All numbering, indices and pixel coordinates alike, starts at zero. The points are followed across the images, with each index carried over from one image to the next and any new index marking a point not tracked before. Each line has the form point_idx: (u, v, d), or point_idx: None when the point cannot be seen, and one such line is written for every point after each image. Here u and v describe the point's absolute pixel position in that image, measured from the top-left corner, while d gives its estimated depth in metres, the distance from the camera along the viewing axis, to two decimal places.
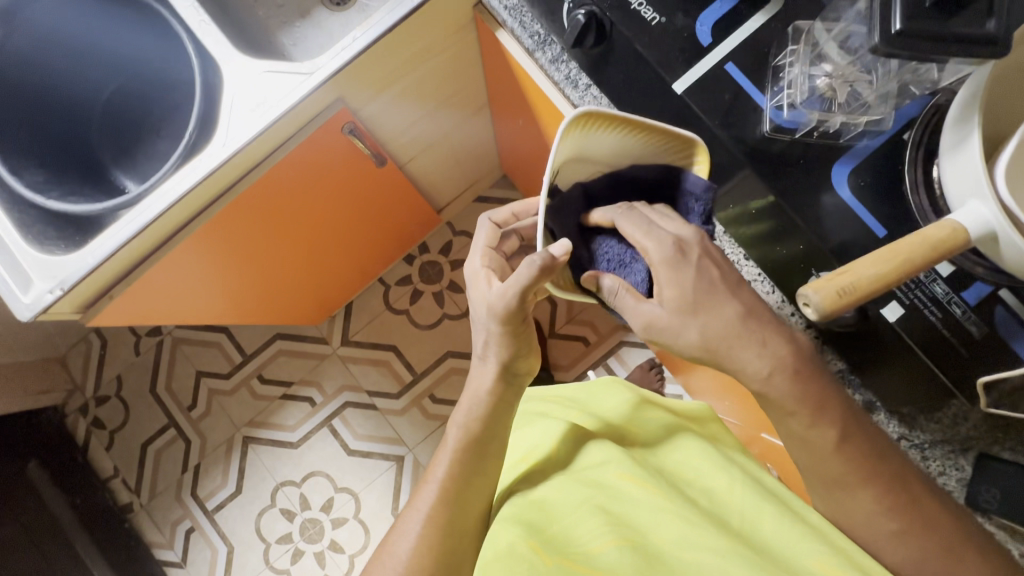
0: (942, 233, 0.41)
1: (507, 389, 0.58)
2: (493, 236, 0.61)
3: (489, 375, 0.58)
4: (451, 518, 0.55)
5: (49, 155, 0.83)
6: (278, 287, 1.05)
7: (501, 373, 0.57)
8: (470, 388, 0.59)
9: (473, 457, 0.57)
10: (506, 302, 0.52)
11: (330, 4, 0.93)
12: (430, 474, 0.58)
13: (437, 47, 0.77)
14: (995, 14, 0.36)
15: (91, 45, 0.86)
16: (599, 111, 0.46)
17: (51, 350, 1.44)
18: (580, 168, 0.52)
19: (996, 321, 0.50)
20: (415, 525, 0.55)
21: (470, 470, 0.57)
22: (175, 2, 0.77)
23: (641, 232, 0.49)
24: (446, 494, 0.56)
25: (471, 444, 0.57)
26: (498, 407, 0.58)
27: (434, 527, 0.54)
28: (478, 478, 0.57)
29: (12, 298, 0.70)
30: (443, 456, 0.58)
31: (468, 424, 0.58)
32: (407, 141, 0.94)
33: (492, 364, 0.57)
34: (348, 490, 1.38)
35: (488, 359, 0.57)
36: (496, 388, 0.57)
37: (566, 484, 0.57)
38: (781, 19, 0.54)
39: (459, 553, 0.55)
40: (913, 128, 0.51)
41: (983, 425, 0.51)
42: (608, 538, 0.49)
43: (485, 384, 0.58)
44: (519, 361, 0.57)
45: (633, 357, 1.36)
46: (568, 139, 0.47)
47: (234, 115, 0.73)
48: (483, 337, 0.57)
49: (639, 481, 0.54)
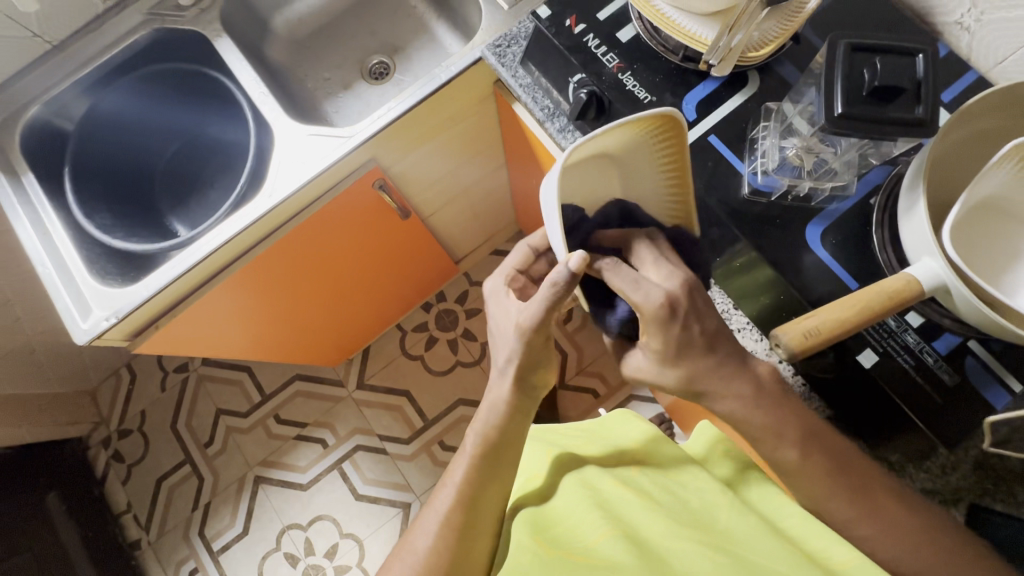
0: (897, 284, 0.47)
1: (523, 402, 0.58)
2: (525, 259, 0.63)
3: (505, 388, 0.57)
4: (466, 521, 0.57)
5: (116, 202, 0.94)
6: (303, 327, 1.12)
7: (518, 385, 0.57)
8: (488, 397, 0.59)
9: (489, 465, 0.58)
10: (533, 318, 0.52)
11: (371, 79, 1.06)
12: (448, 476, 0.60)
13: (460, 115, 0.88)
14: (922, 102, 0.44)
15: (165, 110, 0.99)
16: (676, 124, 0.49)
17: (84, 382, 1.51)
18: (609, 168, 0.54)
19: (967, 370, 0.54)
20: (432, 525, 0.57)
21: (485, 477, 0.58)
22: (241, 76, 0.89)
23: (630, 287, 0.48)
24: (463, 498, 0.57)
25: (487, 452, 0.58)
26: (514, 418, 0.58)
27: (450, 531, 0.56)
28: (493, 485, 0.58)
29: (72, 323, 0.78)
30: (461, 460, 0.59)
31: (485, 432, 0.58)
32: (430, 197, 1.03)
33: (510, 376, 0.57)
34: (353, 536, 1.38)
35: (505, 368, 0.57)
36: (511, 400, 0.57)
37: (565, 488, 0.61)
38: (755, 100, 0.63)
39: (469, 554, 0.56)
40: (878, 194, 0.58)
41: (972, 475, 0.54)
42: (604, 530, 0.53)
43: (502, 396, 0.57)
44: (537, 376, 0.57)
45: (642, 411, 1.38)
46: (636, 130, 0.50)
47: (281, 171, 0.83)
48: (508, 349, 0.56)
49: (631, 489, 0.58)
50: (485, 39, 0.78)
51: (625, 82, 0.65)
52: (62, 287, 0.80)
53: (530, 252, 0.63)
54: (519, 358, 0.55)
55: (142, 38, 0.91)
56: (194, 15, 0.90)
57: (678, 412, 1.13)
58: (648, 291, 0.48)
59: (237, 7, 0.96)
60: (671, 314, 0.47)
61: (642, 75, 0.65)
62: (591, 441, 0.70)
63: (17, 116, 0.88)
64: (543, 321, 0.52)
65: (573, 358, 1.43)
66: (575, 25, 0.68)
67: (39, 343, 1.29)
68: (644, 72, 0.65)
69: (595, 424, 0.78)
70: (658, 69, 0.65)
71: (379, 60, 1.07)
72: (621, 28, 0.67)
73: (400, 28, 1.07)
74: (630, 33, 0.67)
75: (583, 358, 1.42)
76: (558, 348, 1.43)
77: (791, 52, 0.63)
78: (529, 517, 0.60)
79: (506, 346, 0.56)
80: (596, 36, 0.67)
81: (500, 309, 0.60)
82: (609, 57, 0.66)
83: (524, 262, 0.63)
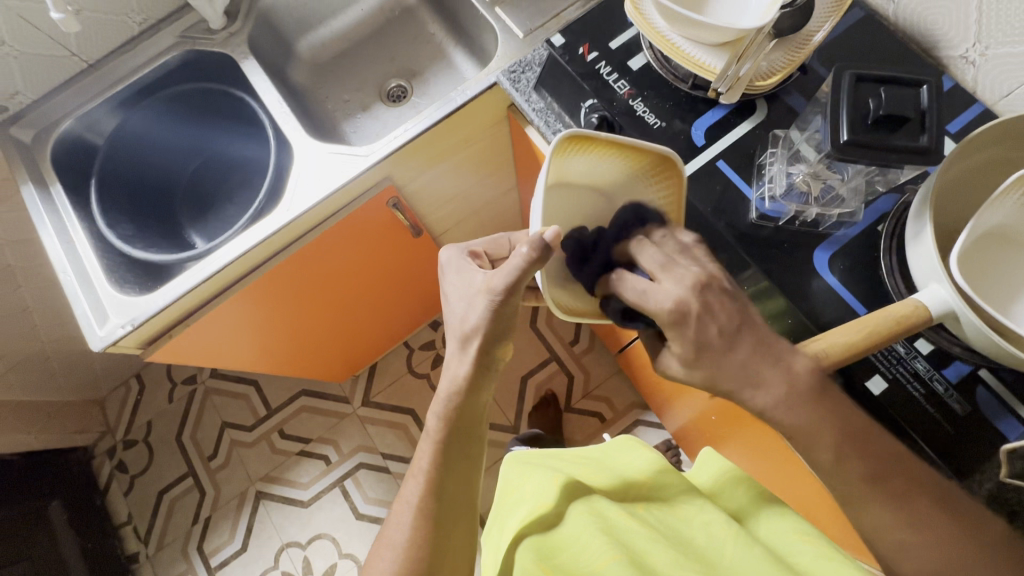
0: (906, 309, 0.48)
1: (479, 375, 0.57)
2: (495, 245, 0.65)
3: (464, 364, 0.56)
4: (437, 510, 0.58)
5: (137, 214, 0.97)
6: (311, 342, 1.12)
7: (479, 359, 0.56)
8: (446, 375, 0.58)
9: (450, 447, 0.58)
10: (503, 285, 0.53)
11: (388, 101, 1.10)
12: (414, 465, 0.60)
13: (475, 136, 0.90)
14: (927, 131, 0.45)
15: (190, 127, 1.03)
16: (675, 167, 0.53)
17: (94, 392, 1.52)
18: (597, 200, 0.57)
19: (979, 400, 0.54)
20: (407, 517, 0.58)
21: (448, 462, 0.58)
22: (265, 96, 0.93)
23: (643, 296, 0.47)
24: (430, 487, 0.58)
25: (448, 435, 0.58)
26: (472, 393, 0.57)
27: (423, 519, 0.57)
28: (458, 471, 0.59)
29: (89, 330, 0.80)
30: (424, 450, 0.59)
31: (445, 414, 0.58)
32: (442, 216, 1.05)
33: (470, 354, 0.56)
34: (352, 557, 1.36)
35: (459, 347, 0.56)
36: (469, 377, 0.56)
37: (574, 516, 0.60)
38: (763, 128, 0.64)
39: (445, 542, 0.57)
40: (886, 221, 0.59)
41: (987, 511, 0.52)
42: (610, 554, 0.52)
43: (459, 373, 0.56)
44: (501, 348, 0.56)
45: (649, 437, 1.36)
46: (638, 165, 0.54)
47: (299, 187, 0.85)
48: (463, 326, 0.56)
49: (641, 522, 0.57)
50: (501, 66, 0.80)
51: (636, 108, 0.67)
52: (81, 294, 0.82)
53: (506, 243, 0.65)
54: (484, 330, 0.55)
55: (173, 58, 0.95)
56: (223, 38, 0.95)
57: (686, 440, 1.11)
58: (653, 296, 0.46)
59: (263, 31, 1.00)
60: (684, 318, 0.45)
61: (652, 101, 0.67)
62: (598, 470, 0.71)
63: (50, 129, 0.92)
64: (511, 289, 0.53)
65: (580, 381, 1.42)
66: (586, 54, 0.71)
67: (53, 350, 1.31)
68: (654, 99, 0.67)
69: (600, 449, 0.77)
70: (668, 96, 0.67)
71: (397, 84, 1.10)
72: (632, 56, 0.69)
73: (418, 54, 1.11)
74: (641, 62, 0.69)
75: (589, 382, 1.41)
76: (565, 370, 1.42)
77: (798, 82, 0.65)
78: (534, 544, 0.59)
79: (471, 318, 0.55)
80: (608, 64, 0.70)
81: (463, 279, 0.59)
82: (620, 83, 0.68)
83: (492, 247, 0.64)
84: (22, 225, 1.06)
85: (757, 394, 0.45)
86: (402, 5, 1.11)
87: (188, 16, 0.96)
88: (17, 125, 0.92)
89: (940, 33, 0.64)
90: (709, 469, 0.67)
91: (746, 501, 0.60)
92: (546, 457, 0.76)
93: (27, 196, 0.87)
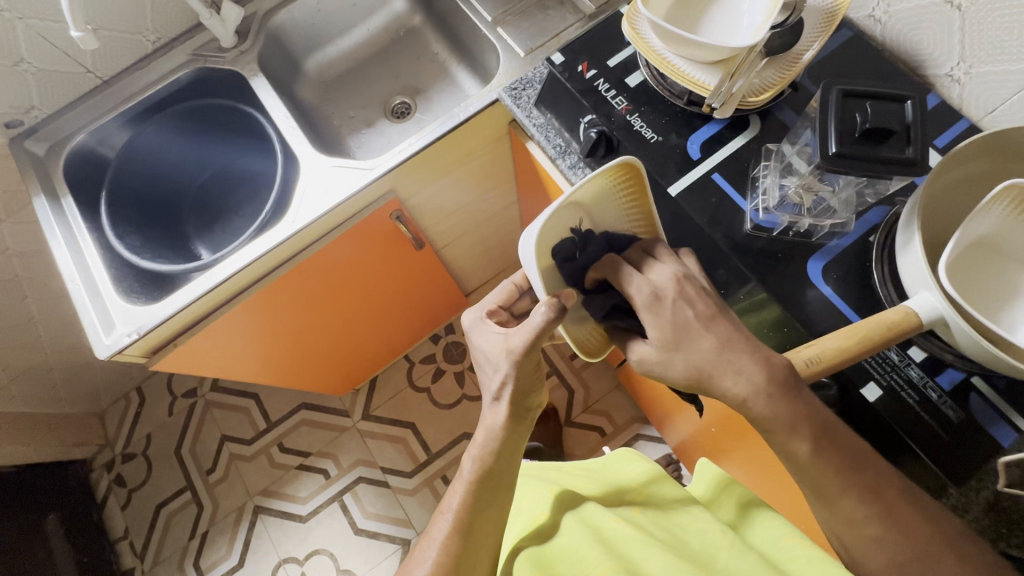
0: (896, 315, 0.49)
1: (516, 424, 0.58)
2: (507, 295, 0.64)
3: (501, 414, 0.57)
4: (464, 549, 0.56)
5: (146, 225, 0.99)
6: (313, 353, 1.13)
7: (513, 409, 0.57)
8: (483, 424, 0.58)
9: (484, 490, 0.57)
10: (522, 342, 0.53)
11: (393, 118, 1.12)
12: (445, 503, 0.59)
13: (476, 151, 0.92)
14: (913, 143, 0.47)
15: (200, 144, 1.05)
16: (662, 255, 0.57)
17: (94, 404, 1.52)
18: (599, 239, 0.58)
19: (972, 407, 0.55)
20: (432, 552, 0.56)
21: (482, 502, 0.57)
22: (273, 112, 0.95)
23: (626, 281, 0.52)
24: (460, 524, 0.56)
25: (482, 477, 0.57)
26: (510, 442, 0.57)
27: (449, 557, 0.55)
28: (489, 511, 0.57)
29: (95, 338, 0.81)
30: (456, 487, 0.58)
31: (482, 457, 0.58)
32: (444, 229, 1.07)
33: (506, 405, 0.57)
34: (349, 573, 1.35)
35: (496, 393, 0.57)
36: (507, 425, 0.57)
37: (571, 527, 0.60)
38: (757, 141, 0.66)
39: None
40: (877, 232, 0.60)
41: (985, 518, 0.53)
42: (607, 565, 0.52)
43: (497, 420, 0.57)
44: (533, 396, 0.58)
45: (649, 451, 1.35)
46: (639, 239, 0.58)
47: (304, 198, 0.87)
48: (496, 378, 0.56)
49: (635, 528, 0.57)
50: (502, 83, 0.82)
51: (633, 122, 0.69)
52: (88, 302, 0.83)
53: (513, 288, 0.64)
54: (514, 382, 0.55)
55: (185, 75, 0.98)
56: (234, 56, 0.97)
57: (687, 453, 1.11)
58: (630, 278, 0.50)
59: (273, 50, 1.03)
60: (659, 303, 0.50)
61: (649, 117, 0.69)
62: (594, 480, 0.71)
63: (63, 143, 0.95)
64: (534, 343, 0.53)
65: (580, 395, 1.42)
66: (586, 71, 0.73)
67: (56, 361, 1.32)
68: (651, 114, 0.69)
69: (599, 461, 0.78)
70: (664, 112, 0.69)
71: (400, 101, 1.13)
72: (629, 73, 0.72)
73: (421, 72, 1.14)
74: (638, 79, 0.71)
75: (589, 396, 1.42)
76: (565, 384, 1.43)
77: (790, 99, 0.67)
78: (532, 556, 0.59)
79: (498, 372, 0.56)
80: (606, 81, 0.72)
81: (484, 339, 0.59)
82: (618, 100, 0.71)
83: (506, 298, 0.64)
84: (32, 236, 1.08)
85: (750, 393, 0.46)
86: (406, 26, 1.14)
87: (200, 35, 0.99)
88: (31, 139, 0.95)
89: (926, 52, 0.67)
90: (706, 478, 0.68)
91: (742, 507, 0.61)
92: (546, 470, 0.76)
93: (39, 207, 0.89)
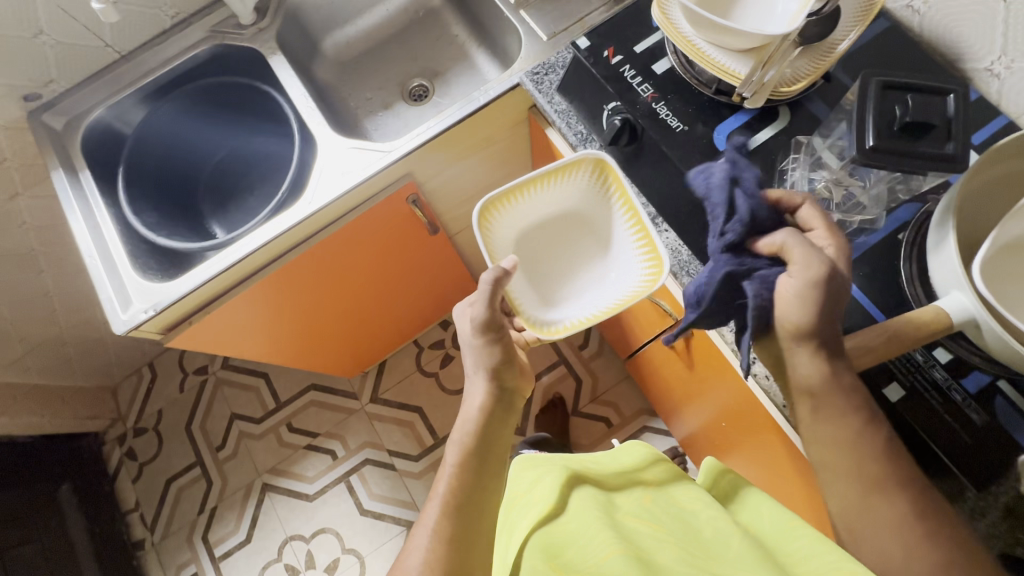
0: (927, 315, 0.49)
1: (495, 404, 0.62)
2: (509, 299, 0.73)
3: (478, 393, 0.62)
4: (457, 533, 0.54)
5: (162, 202, 0.99)
6: (324, 335, 1.13)
7: (489, 388, 0.62)
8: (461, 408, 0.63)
9: (474, 472, 0.58)
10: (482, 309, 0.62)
11: (410, 100, 1.11)
12: (433, 491, 0.59)
13: (494, 136, 0.91)
14: (953, 139, 0.46)
15: (216, 123, 1.04)
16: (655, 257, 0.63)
17: (107, 378, 1.54)
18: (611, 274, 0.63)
19: (997, 411, 0.54)
20: (423, 539, 0.54)
21: (473, 482, 0.58)
22: (292, 92, 0.94)
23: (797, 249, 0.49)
24: (449, 506, 0.56)
25: (468, 458, 0.59)
26: (489, 420, 0.61)
27: (441, 541, 0.54)
28: (480, 492, 0.58)
29: (112, 313, 0.82)
30: (443, 473, 0.59)
31: (464, 438, 0.60)
32: (459, 214, 1.07)
33: (482, 381, 0.62)
34: (355, 552, 1.37)
35: (477, 373, 0.63)
36: (485, 402, 0.61)
37: (576, 511, 0.61)
38: (785, 134, 0.65)
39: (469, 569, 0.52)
40: (907, 230, 0.59)
41: (1002, 523, 0.52)
42: (614, 547, 0.52)
43: (475, 401, 0.62)
44: (507, 376, 0.63)
45: (656, 443, 1.36)
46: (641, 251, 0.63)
47: (321, 179, 0.86)
48: (473, 355, 0.64)
49: (646, 521, 0.57)
50: (524, 67, 0.81)
51: (659, 111, 0.68)
52: (105, 278, 0.83)
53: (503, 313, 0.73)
54: (491, 359, 0.62)
55: (203, 52, 0.97)
56: (252, 33, 0.96)
57: (695, 448, 1.11)
58: (708, 188, 0.55)
59: (291, 27, 1.02)
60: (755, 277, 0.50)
61: (675, 105, 0.68)
62: (603, 470, 0.71)
63: (81, 118, 0.95)
64: (492, 317, 0.62)
65: (588, 386, 1.42)
66: (612, 57, 0.71)
67: (70, 335, 1.34)
68: (678, 103, 0.68)
69: (605, 454, 0.77)
70: (691, 101, 0.67)
71: (418, 83, 1.12)
72: (656, 60, 0.70)
73: (440, 54, 1.12)
74: (665, 66, 0.70)
75: (598, 387, 1.41)
76: (573, 373, 1.42)
77: (822, 90, 0.66)
78: (540, 541, 0.59)
79: None
80: (633, 67, 0.70)
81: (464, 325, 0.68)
82: (644, 87, 0.69)
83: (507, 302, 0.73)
84: (49, 210, 1.08)
85: None
86: (427, 7, 1.13)
87: (219, 11, 0.98)
88: (49, 113, 0.95)
89: (965, 46, 0.65)
90: (705, 470, 0.68)
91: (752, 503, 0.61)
92: (554, 459, 0.76)
93: (56, 180, 0.89)
